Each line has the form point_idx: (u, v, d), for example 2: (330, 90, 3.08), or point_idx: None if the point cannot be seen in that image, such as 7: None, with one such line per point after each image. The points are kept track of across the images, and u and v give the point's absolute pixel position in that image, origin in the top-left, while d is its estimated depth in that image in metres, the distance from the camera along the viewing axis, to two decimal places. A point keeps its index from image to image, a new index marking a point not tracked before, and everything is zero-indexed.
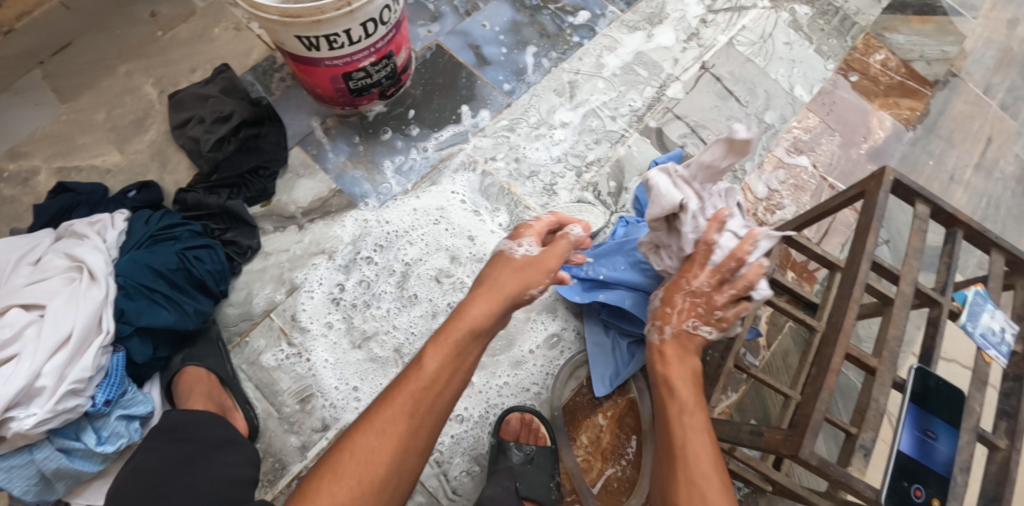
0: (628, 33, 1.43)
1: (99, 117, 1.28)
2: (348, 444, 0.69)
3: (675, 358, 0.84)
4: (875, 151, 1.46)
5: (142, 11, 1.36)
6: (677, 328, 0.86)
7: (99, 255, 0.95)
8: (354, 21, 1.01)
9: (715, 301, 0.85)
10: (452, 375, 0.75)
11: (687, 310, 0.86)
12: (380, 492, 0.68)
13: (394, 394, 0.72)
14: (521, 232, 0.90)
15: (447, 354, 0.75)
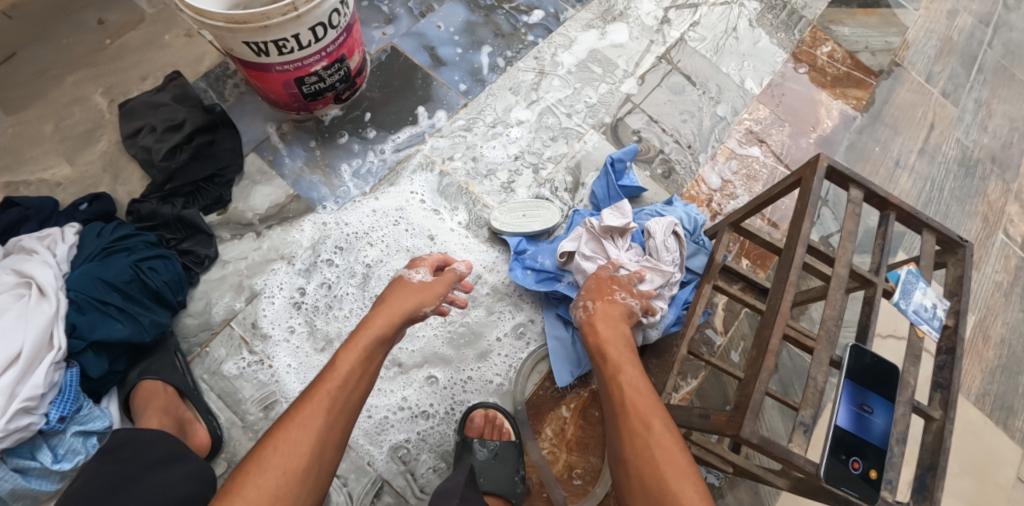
0: (582, 31, 1.45)
1: (48, 129, 1.25)
2: (267, 441, 0.67)
3: (602, 327, 0.88)
4: (824, 140, 1.52)
5: (89, 18, 1.33)
6: (601, 299, 0.93)
7: (48, 270, 0.93)
8: (302, 27, 1.01)
9: (622, 286, 0.96)
10: (362, 375, 0.76)
11: (605, 290, 0.95)
12: (302, 483, 0.66)
13: (312, 392, 0.72)
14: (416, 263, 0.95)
15: (360, 356, 0.76)
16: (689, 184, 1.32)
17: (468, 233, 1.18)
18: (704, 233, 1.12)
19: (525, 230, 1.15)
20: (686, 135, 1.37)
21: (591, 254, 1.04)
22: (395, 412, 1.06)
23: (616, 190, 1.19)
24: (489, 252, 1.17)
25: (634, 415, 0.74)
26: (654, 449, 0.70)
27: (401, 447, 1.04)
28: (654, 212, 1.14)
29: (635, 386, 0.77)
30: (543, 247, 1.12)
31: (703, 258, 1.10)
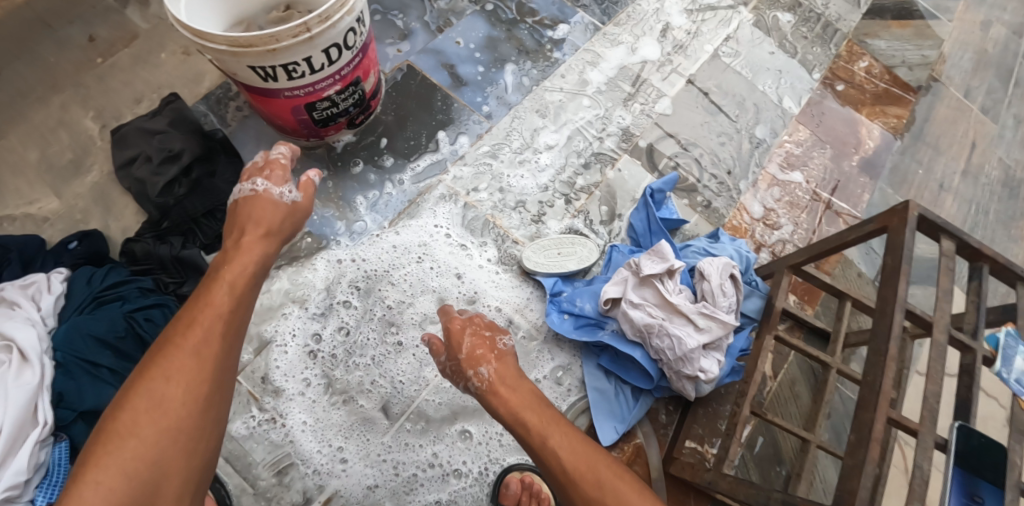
0: (610, 46, 1.35)
1: (32, 157, 1.14)
2: (154, 372, 0.63)
3: (509, 394, 0.77)
4: (867, 162, 1.42)
5: (77, 34, 1.22)
6: (488, 356, 0.82)
7: (31, 330, 0.82)
8: (314, 50, 0.90)
9: (487, 340, 0.85)
10: (247, 297, 0.75)
11: (478, 346, 0.84)
12: (206, 412, 0.65)
13: (199, 317, 0.68)
14: (268, 174, 0.87)
15: (240, 282, 0.74)
16: (731, 214, 1.22)
17: (498, 271, 1.08)
18: (757, 273, 1.02)
19: (561, 270, 1.05)
20: (725, 160, 1.27)
21: (639, 301, 0.92)
22: (424, 470, 0.96)
23: (658, 223, 1.09)
24: (519, 291, 1.07)
25: (584, 482, 0.67)
26: (618, 504, 0.65)
27: None
28: (702, 249, 1.05)
29: (571, 447, 0.70)
30: (582, 289, 1.02)
31: (758, 302, 0.99)
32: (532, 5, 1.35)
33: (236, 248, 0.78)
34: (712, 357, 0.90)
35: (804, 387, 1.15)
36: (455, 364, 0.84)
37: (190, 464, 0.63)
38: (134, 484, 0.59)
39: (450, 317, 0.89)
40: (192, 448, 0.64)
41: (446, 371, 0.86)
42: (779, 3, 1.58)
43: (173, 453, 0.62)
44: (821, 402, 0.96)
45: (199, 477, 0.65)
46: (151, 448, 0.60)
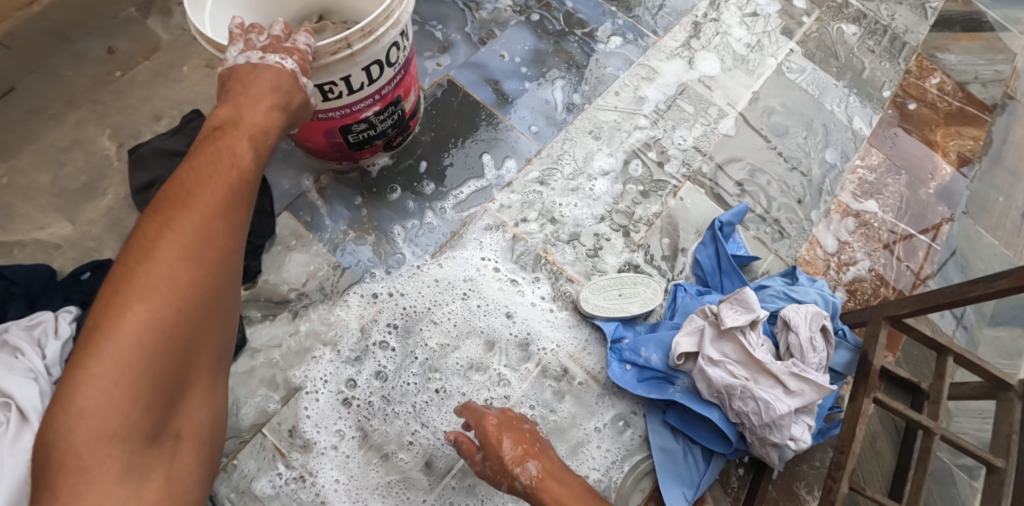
0: (666, 60, 1.23)
1: (45, 179, 1.05)
2: (176, 229, 0.58)
3: (561, 489, 0.70)
4: (944, 196, 1.18)
5: (96, 46, 1.14)
6: (531, 450, 0.74)
7: (33, 386, 0.72)
8: (356, 70, 0.79)
9: (522, 434, 0.76)
10: (261, 157, 0.68)
11: (518, 444, 0.74)
12: (230, 279, 0.62)
13: (214, 177, 0.62)
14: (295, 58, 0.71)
15: (258, 143, 0.68)
16: (804, 249, 1.11)
17: (552, 309, 0.98)
18: (844, 320, 0.93)
19: (622, 314, 0.95)
20: (795, 187, 1.15)
21: (718, 358, 0.83)
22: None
23: (730, 261, 0.99)
24: (574, 336, 0.96)
25: None
26: None
27: None
28: (781, 292, 0.94)
29: None
30: (646, 337, 0.92)
31: (846, 355, 0.90)
32: (580, 16, 1.24)
33: (248, 99, 0.68)
34: (803, 422, 0.81)
35: (886, 443, 1.02)
36: (497, 462, 0.73)
37: (218, 332, 0.62)
38: (173, 352, 0.56)
39: (477, 415, 0.78)
40: (218, 317, 0.61)
41: (485, 472, 0.75)
42: (842, 13, 1.34)
43: (205, 323, 0.59)
44: (922, 471, 0.85)
45: (224, 345, 0.64)
46: (183, 313, 0.57)
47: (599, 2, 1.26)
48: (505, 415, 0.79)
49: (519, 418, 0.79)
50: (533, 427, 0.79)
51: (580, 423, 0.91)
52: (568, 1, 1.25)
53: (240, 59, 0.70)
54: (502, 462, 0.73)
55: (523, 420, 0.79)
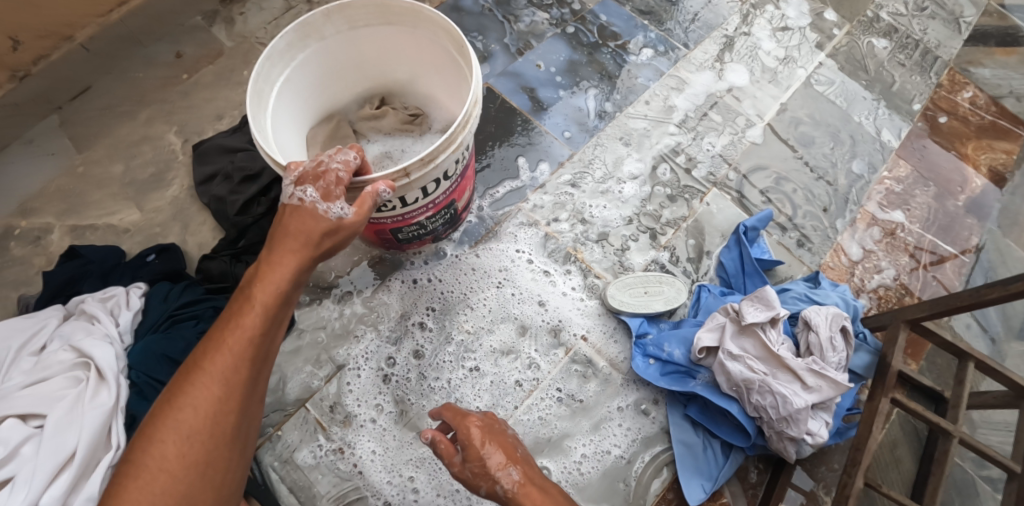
0: (696, 71, 1.28)
1: (116, 170, 1.16)
2: (180, 401, 0.61)
3: (542, 500, 0.64)
4: (972, 208, 1.19)
5: (165, 51, 1.25)
6: (512, 455, 0.69)
7: (108, 349, 0.81)
8: (410, 189, 0.78)
9: (500, 434, 0.72)
10: (280, 312, 0.67)
11: (498, 444, 0.70)
12: (231, 438, 0.64)
13: (223, 345, 0.64)
14: (331, 193, 0.68)
15: (275, 298, 0.66)
16: (828, 256, 1.13)
17: (581, 300, 1.02)
18: (865, 324, 0.95)
19: (646, 310, 0.99)
20: (820, 196, 1.18)
21: (739, 353, 0.86)
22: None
23: (753, 264, 1.02)
24: (599, 329, 1.00)
25: None
26: None
27: None
28: (802, 295, 0.97)
29: None
30: (669, 333, 0.96)
31: (866, 358, 0.92)
32: (614, 29, 1.30)
33: (269, 253, 0.67)
34: (821, 418, 0.83)
35: (907, 451, 1.02)
36: (478, 464, 0.68)
37: (217, 496, 0.63)
38: None
39: (456, 417, 0.73)
40: (219, 473, 0.63)
41: (464, 476, 0.69)
42: (873, 27, 1.36)
43: (203, 490, 0.62)
44: (940, 473, 0.86)
45: (231, 491, 0.65)
46: (177, 479, 0.60)
47: (632, 16, 1.32)
48: (487, 417, 0.75)
49: (499, 421, 0.75)
50: (512, 432, 0.74)
51: (604, 402, 0.96)
52: (602, 15, 1.31)
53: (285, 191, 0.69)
54: (485, 461, 0.68)
55: (501, 424, 0.75)
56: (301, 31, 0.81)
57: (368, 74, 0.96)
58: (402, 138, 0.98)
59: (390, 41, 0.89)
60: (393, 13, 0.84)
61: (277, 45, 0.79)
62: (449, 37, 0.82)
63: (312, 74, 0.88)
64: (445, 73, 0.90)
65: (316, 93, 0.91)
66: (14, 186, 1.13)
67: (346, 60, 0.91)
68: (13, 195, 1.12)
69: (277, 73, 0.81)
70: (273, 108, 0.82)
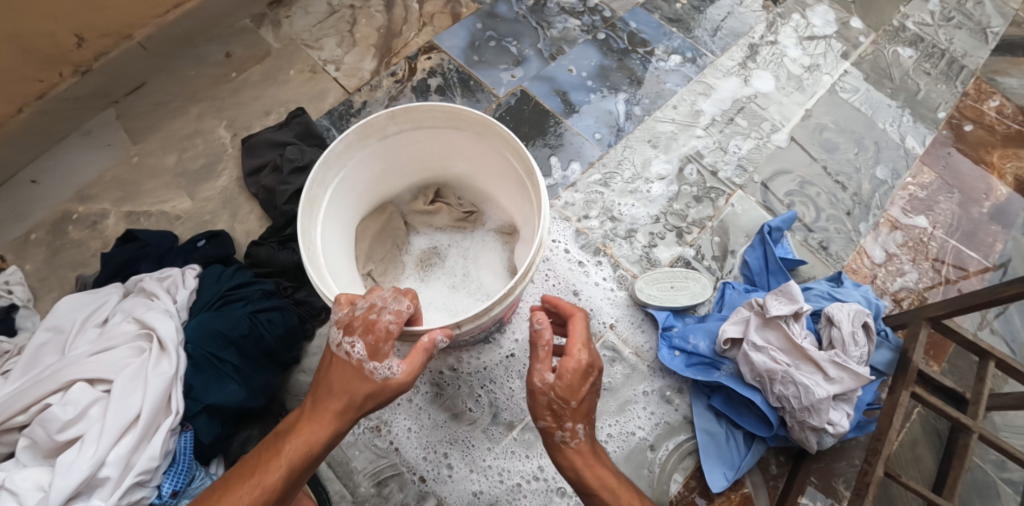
0: (723, 77, 1.32)
1: (169, 161, 1.22)
2: None
3: (604, 468, 0.70)
4: (997, 215, 1.21)
5: (216, 51, 1.32)
6: (589, 410, 0.71)
7: (169, 321, 0.86)
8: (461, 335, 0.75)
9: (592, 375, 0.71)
10: (301, 474, 0.68)
11: (587, 398, 0.70)
12: None
13: (235, 494, 0.65)
14: (380, 348, 0.68)
15: (301, 459, 0.67)
16: (851, 257, 1.16)
17: (613, 291, 1.07)
18: (887, 322, 0.98)
19: (672, 304, 1.02)
20: (843, 200, 1.21)
21: (763, 344, 0.89)
22: (528, 481, 0.93)
23: (777, 263, 1.05)
24: (626, 320, 1.04)
25: None
26: None
27: None
28: (825, 293, 1.00)
29: None
30: (694, 326, 0.99)
31: (887, 354, 0.95)
32: (643, 35, 1.35)
33: (313, 408, 0.69)
34: (842, 409, 0.86)
35: (927, 450, 1.04)
36: (558, 403, 0.69)
37: None
38: None
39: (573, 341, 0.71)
40: None
41: (535, 398, 0.70)
42: (898, 36, 1.39)
43: None
44: (959, 467, 0.88)
45: None
46: None
47: (661, 24, 1.36)
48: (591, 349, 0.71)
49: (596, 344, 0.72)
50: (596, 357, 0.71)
51: (631, 385, 0.99)
52: (632, 22, 1.36)
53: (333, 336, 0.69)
54: (571, 405, 0.69)
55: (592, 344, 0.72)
56: (362, 131, 0.82)
57: (425, 168, 0.97)
58: (454, 233, 1.03)
59: (452, 142, 0.90)
60: (461, 121, 0.85)
61: (336, 147, 0.80)
62: (515, 155, 0.83)
63: (367, 173, 0.89)
64: (504, 184, 0.92)
65: (371, 187, 0.93)
66: (73, 173, 1.20)
67: (406, 157, 0.92)
68: (73, 183, 1.20)
69: (333, 175, 0.82)
70: (326, 212, 0.83)
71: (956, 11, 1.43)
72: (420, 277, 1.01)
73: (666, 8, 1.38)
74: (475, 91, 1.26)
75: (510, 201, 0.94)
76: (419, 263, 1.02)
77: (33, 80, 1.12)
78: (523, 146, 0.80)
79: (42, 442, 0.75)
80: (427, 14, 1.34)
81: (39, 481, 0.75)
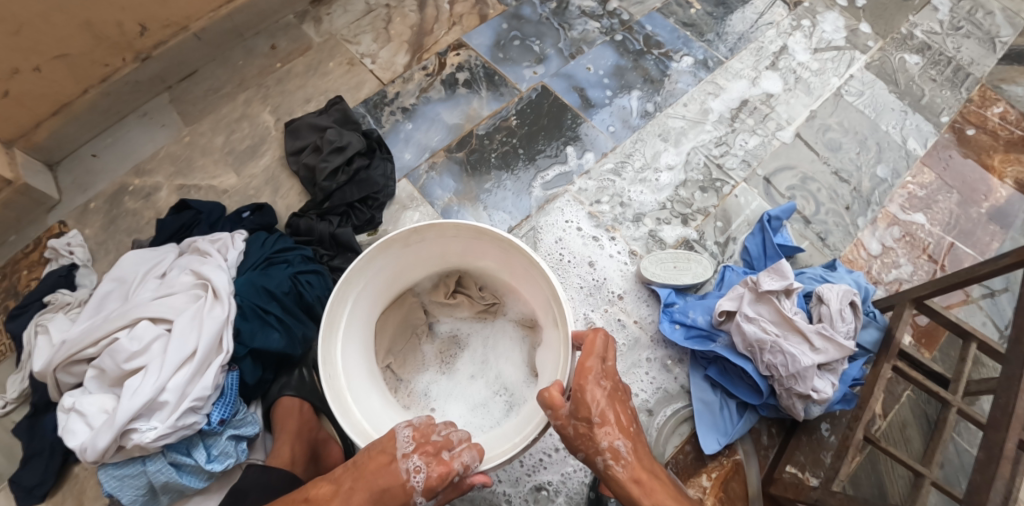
0: (732, 79, 1.40)
1: (218, 141, 1.34)
2: None
3: (661, 493, 0.76)
4: (995, 215, 1.27)
5: (264, 45, 1.44)
6: (626, 429, 0.78)
7: (221, 274, 0.97)
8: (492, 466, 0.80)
9: (618, 397, 0.79)
10: None
11: (611, 415, 0.77)
12: None
13: None
14: (433, 483, 0.75)
15: None
16: (848, 248, 1.22)
17: (626, 264, 1.16)
18: (875, 305, 1.05)
19: (675, 282, 1.10)
20: (843, 196, 1.28)
21: (754, 316, 0.97)
22: (550, 455, 1.02)
23: (775, 248, 1.13)
24: (632, 296, 1.13)
25: None
26: None
27: (542, 487, 1.00)
28: (818, 276, 1.08)
29: None
30: (695, 303, 1.07)
31: (874, 333, 1.02)
32: (658, 38, 1.44)
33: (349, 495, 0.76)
34: (827, 379, 0.94)
35: (916, 431, 1.09)
36: (583, 427, 0.76)
37: None
38: None
39: (581, 369, 0.77)
40: None
41: (563, 428, 0.76)
42: (906, 44, 1.46)
43: None
44: (938, 439, 0.91)
45: None
46: None
47: (675, 27, 1.45)
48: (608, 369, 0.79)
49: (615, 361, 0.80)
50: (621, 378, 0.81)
51: (636, 351, 1.08)
52: (648, 26, 1.45)
53: (403, 445, 0.77)
54: (598, 421, 0.76)
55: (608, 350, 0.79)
56: (387, 243, 0.85)
57: (449, 264, 0.98)
58: (475, 323, 1.05)
59: (474, 248, 0.92)
60: (486, 234, 0.87)
61: (359, 263, 0.83)
62: (540, 274, 0.83)
63: (387, 275, 0.91)
64: (523, 291, 0.92)
65: (394, 285, 0.95)
66: (131, 150, 1.33)
67: (428, 257, 0.94)
68: (131, 158, 1.32)
69: (353, 288, 0.84)
70: (348, 320, 0.86)
71: (965, 20, 1.50)
72: (440, 369, 1.03)
73: (681, 14, 1.47)
74: (499, 85, 1.36)
75: (529, 303, 0.93)
76: (438, 352, 1.05)
77: (100, 64, 1.24)
78: (547, 269, 0.81)
79: (109, 371, 0.87)
80: (457, 14, 1.45)
81: (103, 405, 0.86)
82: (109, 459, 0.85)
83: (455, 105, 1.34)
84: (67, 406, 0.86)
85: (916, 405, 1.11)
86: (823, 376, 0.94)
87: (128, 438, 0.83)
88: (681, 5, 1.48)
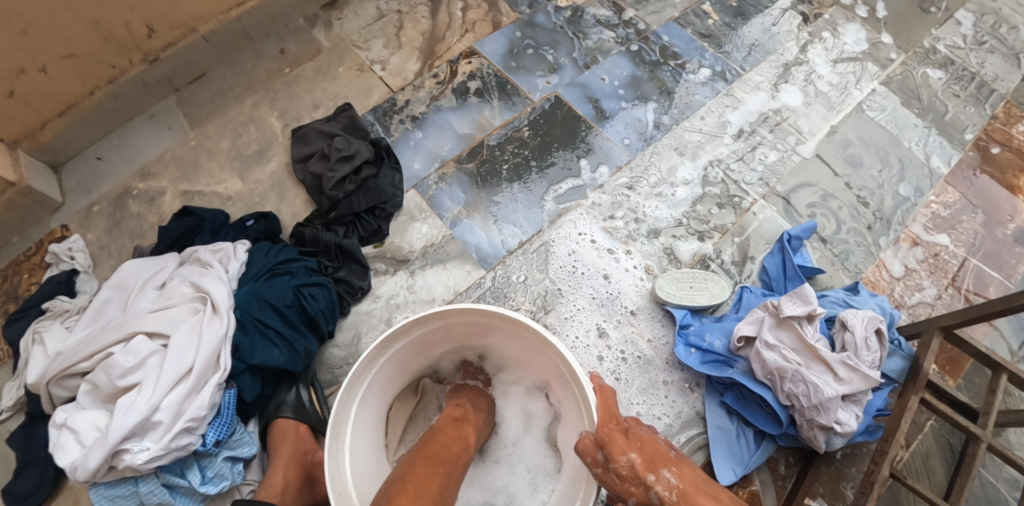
0: (751, 91, 1.36)
1: (224, 145, 1.31)
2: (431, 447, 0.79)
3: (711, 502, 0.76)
4: (1021, 237, 1.22)
5: (272, 48, 1.41)
6: (664, 457, 0.80)
7: (222, 287, 0.94)
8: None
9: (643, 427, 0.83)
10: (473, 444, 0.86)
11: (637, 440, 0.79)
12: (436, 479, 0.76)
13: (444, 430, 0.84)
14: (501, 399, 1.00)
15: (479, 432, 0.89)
16: (870, 270, 1.18)
17: (641, 280, 1.13)
18: (901, 332, 1.01)
19: (691, 303, 1.07)
20: (865, 215, 1.23)
21: (775, 342, 0.94)
22: None
23: (795, 270, 1.09)
24: (646, 315, 1.10)
25: None
26: None
27: None
28: (840, 300, 1.04)
29: None
30: (711, 325, 1.04)
31: (900, 362, 0.98)
32: (675, 49, 1.40)
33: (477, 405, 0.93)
34: (850, 410, 0.90)
35: (940, 462, 1.05)
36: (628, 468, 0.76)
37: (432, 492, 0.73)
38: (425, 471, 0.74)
39: (602, 415, 0.78)
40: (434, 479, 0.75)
41: (604, 476, 0.76)
42: (929, 58, 1.42)
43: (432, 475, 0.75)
44: (967, 475, 0.86)
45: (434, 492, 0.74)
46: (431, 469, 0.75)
47: (693, 38, 1.42)
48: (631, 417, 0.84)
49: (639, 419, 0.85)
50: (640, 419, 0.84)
51: (651, 373, 1.05)
52: (665, 36, 1.41)
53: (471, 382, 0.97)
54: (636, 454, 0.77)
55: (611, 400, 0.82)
56: (390, 337, 0.80)
57: (455, 344, 0.93)
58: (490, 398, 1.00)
59: (482, 327, 0.87)
60: (496, 317, 0.83)
61: (359, 367, 0.78)
62: (555, 352, 0.80)
63: (392, 368, 0.86)
64: (535, 363, 0.88)
65: (400, 374, 0.90)
66: (136, 153, 1.30)
67: (435, 340, 0.89)
68: (136, 161, 1.29)
69: (356, 392, 0.79)
70: (353, 426, 0.80)
71: (989, 35, 1.45)
72: None
73: (699, 24, 1.44)
74: (511, 94, 1.32)
75: (544, 376, 0.90)
76: None
77: (106, 66, 1.22)
78: (560, 345, 0.78)
79: (103, 386, 0.84)
80: (469, 21, 1.42)
81: (96, 422, 0.83)
82: (100, 479, 0.81)
83: (466, 113, 1.31)
84: (59, 421, 0.84)
85: (939, 435, 1.07)
86: (846, 409, 0.90)
87: (120, 458, 0.80)
88: (699, 15, 1.45)
